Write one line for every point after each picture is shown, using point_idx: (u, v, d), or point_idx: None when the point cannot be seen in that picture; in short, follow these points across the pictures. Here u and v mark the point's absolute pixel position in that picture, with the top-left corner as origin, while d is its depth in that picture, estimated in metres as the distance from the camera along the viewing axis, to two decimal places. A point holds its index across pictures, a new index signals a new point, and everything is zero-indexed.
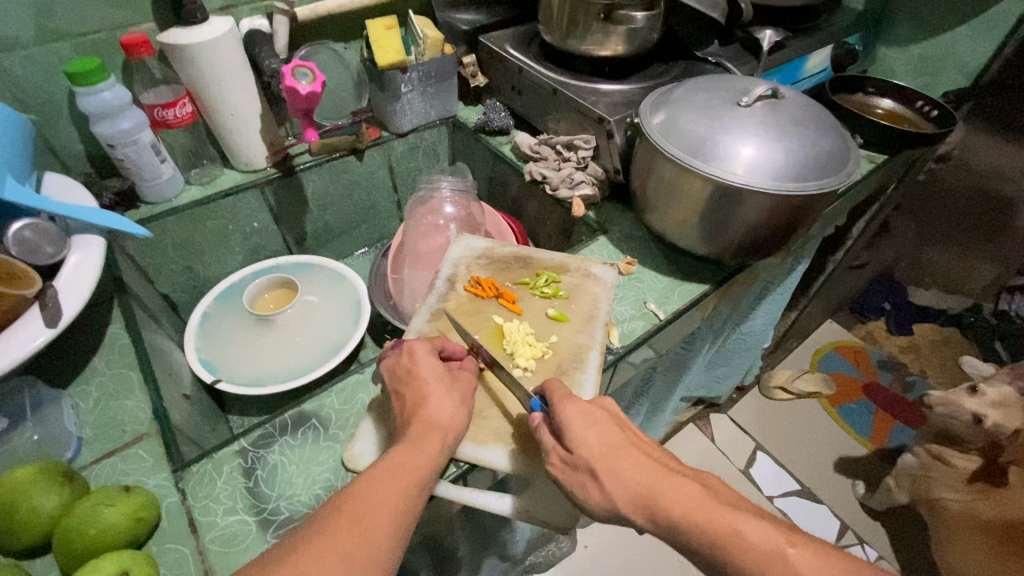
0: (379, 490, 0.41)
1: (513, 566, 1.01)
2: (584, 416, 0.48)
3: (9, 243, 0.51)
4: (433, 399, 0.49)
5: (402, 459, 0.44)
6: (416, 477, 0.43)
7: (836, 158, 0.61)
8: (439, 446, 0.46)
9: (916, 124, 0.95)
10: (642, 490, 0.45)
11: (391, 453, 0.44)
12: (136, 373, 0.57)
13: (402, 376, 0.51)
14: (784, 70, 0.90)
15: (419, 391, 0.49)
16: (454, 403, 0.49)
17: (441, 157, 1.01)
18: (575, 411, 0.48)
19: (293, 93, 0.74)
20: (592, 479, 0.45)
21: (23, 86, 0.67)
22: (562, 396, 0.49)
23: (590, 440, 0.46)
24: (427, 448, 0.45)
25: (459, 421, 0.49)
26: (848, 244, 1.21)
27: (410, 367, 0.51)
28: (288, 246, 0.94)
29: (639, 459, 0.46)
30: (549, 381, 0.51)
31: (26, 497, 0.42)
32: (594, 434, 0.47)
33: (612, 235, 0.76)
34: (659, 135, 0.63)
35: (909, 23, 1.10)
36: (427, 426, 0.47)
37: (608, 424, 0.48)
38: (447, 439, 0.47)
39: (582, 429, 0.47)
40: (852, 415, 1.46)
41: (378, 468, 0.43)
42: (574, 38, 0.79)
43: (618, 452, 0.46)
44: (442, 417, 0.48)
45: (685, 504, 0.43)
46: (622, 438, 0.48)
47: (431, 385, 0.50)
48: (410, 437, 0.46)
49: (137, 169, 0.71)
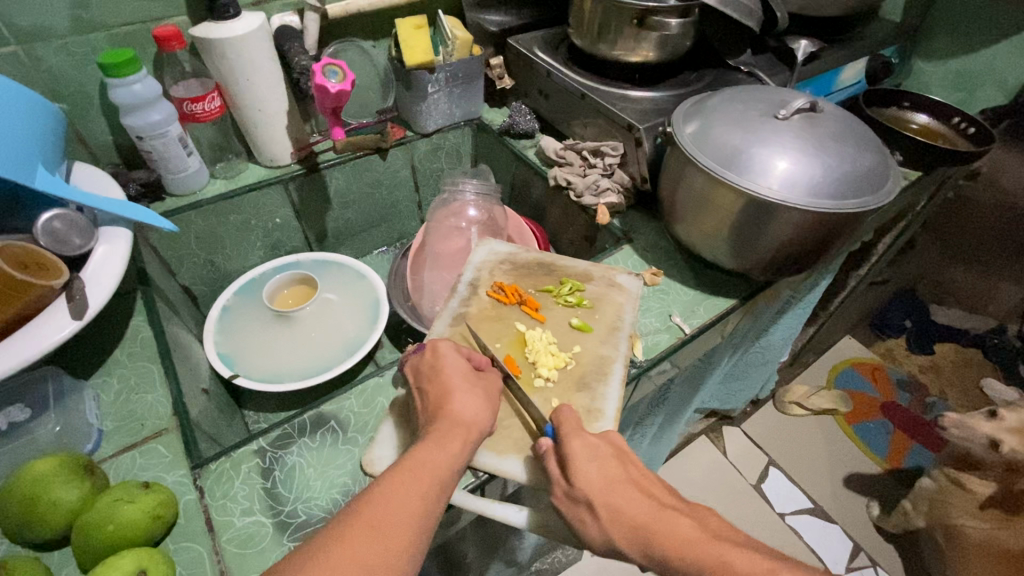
0: (401, 491, 0.40)
1: (520, 571, 1.00)
2: (584, 449, 0.47)
3: (39, 233, 0.52)
4: (457, 397, 0.48)
5: (425, 457, 0.43)
6: (439, 475, 0.42)
7: (875, 176, 0.59)
8: (461, 442, 0.45)
9: (951, 140, 0.93)
10: (637, 525, 0.43)
11: (410, 453, 0.43)
12: (158, 367, 0.57)
13: (426, 372, 0.51)
14: (817, 82, 0.88)
15: (443, 390, 0.49)
16: (478, 401, 0.49)
17: (464, 158, 1.00)
18: (579, 444, 0.47)
19: (322, 93, 0.73)
20: (590, 514, 0.44)
21: (56, 76, 0.67)
22: (569, 428, 0.48)
23: (589, 475, 0.45)
24: (450, 446, 0.44)
25: (483, 420, 0.48)
26: (873, 260, 1.19)
27: (434, 363, 0.51)
28: (309, 243, 0.93)
29: (638, 494, 0.45)
30: (564, 407, 0.51)
31: (48, 490, 0.42)
32: (593, 467, 0.46)
33: (637, 244, 0.75)
34: (692, 145, 0.62)
35: (948, 37, 1.06)
36: (451, 423, 0.46)
37: (609, 457, 0.47)
38: (470, 437, 0.46)
39: (584, 464, 0.46)
40: (869, 435, 1.43)
41: (400, 466, 0.42)
42: (604, 43, 0.78)
43: (616, 486, 0.45)
44: (467, 414, 0.47)
45: (679, 539, 0.42)
46: (623, 472, 0.46)
47: (456, 384, 0.49)
48: (432, 434, 0.45)
49: (163, 161, 0.71)
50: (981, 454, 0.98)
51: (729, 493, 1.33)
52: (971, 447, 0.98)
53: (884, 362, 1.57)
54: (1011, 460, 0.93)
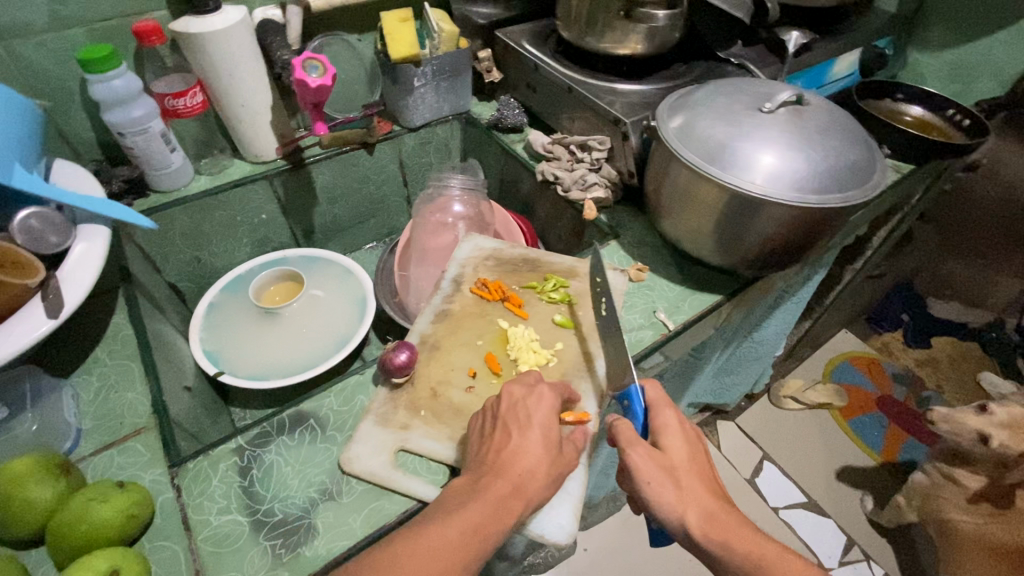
0: (435, 557, 0.40)
1: (512, 565, 1.00)
2: (679, 425, 0.50)
3: (16, 232, 0.52)
4: (528, 459, 0.46)
5: (471, 525, 0.41)
6: (480, 548, 0.41)
7: (861, 170, 0.59)
8: (514, 517, 0.43)
9: (945, 133, 0.92)
10: (710, 507, 0.47)
11: (465, 510, 0.42)
12: (138, 365, 0.57)
13: (506, 416, 0.48)
14: (809, 74, 0.87)
15: (513, 447, 0.46)
16: (550, 467, 0.47)
17: (454, 153, 0.99)
18: (675, 421, 0.51)
19: (302, 86, 0.72)
20: (672, 482, 0.47)
21: (35, 72, 0.67)
22: (663, 401, 0.52)
23: (677, 449, 0.49)
24: (503, 521, 0.42)
25: (544, 492, 0.46)
26: (867, 254, 1.18)
27: (530, 412, 0.49)
28: (297, 239, 0.93)
29: (708, 481, 0.49)
30: (652, 383, 0.53)
31: (22, 490, 0.42)
32: (681, 444, 0.50)
33: (624, 240, 0.74)
34: (676, 139, 0.61)
35: (944, 28, 1.05)
36: (511, 490, 0.44)
37: (692, 441, 0.51)
38: (523, 511, 0.44)
39: (675, 437, 0.50)
40: (864, 429, 1.43)
41: (446, 528, 0.41)
42: (592, 35, 0.77)
43: (696, 469, 0.49)
44: (529, 482, 0.45)
45: (740, 530, 0.46)
46: (700, 458, 0.51)
47: (541, 445, 0.47)
48: (487, 499, 0.43)
49: (146, 157, 0.71)
50: (971, 449, 0.98)
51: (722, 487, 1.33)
52: (960, 442, 0.98)
53: (879, 356, 1.56)
54: (1001, 454, 0.93)
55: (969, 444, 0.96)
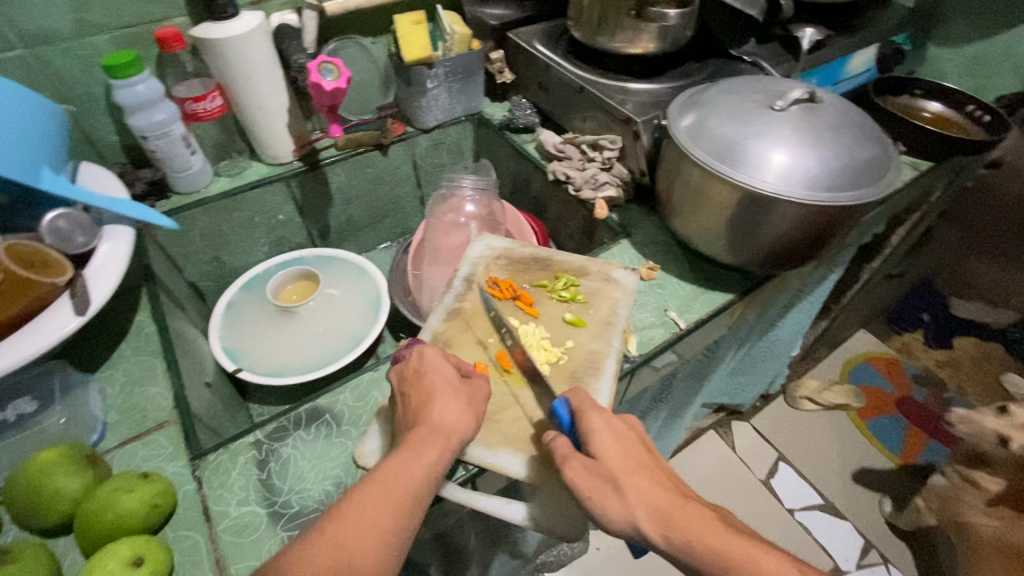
0: (370, 509, 0.41)
1: (524, 563, 1.01)
2: (608, 427, 0.47)
3: (44, 232, 0.54)
4: (439, 403, 0.48)
5: (398, 470, 0.44)
6: (412, 489, 0.43)
7: (874, 166, 0.58)
8: (438, 452, 0.45)
9: (964, 129, 0.90)
10: (661, 508, 0.43)
11: (385, 465, 0.44)
12: (160, 361, 0.59)
13: (411, 378, 0.51)
14: (825, 70, 0.86)
15: (425, 397, 0.49)
16: (460, 407, 0.49)
17: (466, 153, 1.00)
18: (604, 423, 0.47)
19: (318, 90, 0.73)
20: (614, 491, 0.44)
21: (62, 79, 0.69)
22: (588, 406, 0.48)
23: (612, 452, 0.45)
24: (424, 456, 0.45)
25: (465, 426, 0.48)
26: (885, 253, 1.16)
27: (420, 369, 0.51)
28: (313, 239, 0.95)
29: (658, 477, 0.45)
30: (579, 390, 0.51)
31: (51, 479, 0.43)
32: (617, 446, 0.46)
33: (635, 239, 0.75)
34: (687, 138, 0.61)
35: (964, 22, 1.02)
36: (430, 432, 0.46)
37: (630, 439, 0.47)
38: (448, 445, 0.46)
39: (608, 441, 0.46)
40: (882, 430, 1.41)
41: (370, 481, 0.43)
42: (604, 35, 0.77)
43: (640, 467, 0.45)
44: (446, 421, 0.47)
45: (702, 526, 0.42)
46: (644, 454, 0.47)
47: (438, 390, 0.49)
48: (409, 445, 0.46)
49: (168, 160, 0.73)
50: (990, 451, 0.96)
51: (736, 489, 1.32)
52: (980, 444, 0.96)
53: (900, 357, 1.54)
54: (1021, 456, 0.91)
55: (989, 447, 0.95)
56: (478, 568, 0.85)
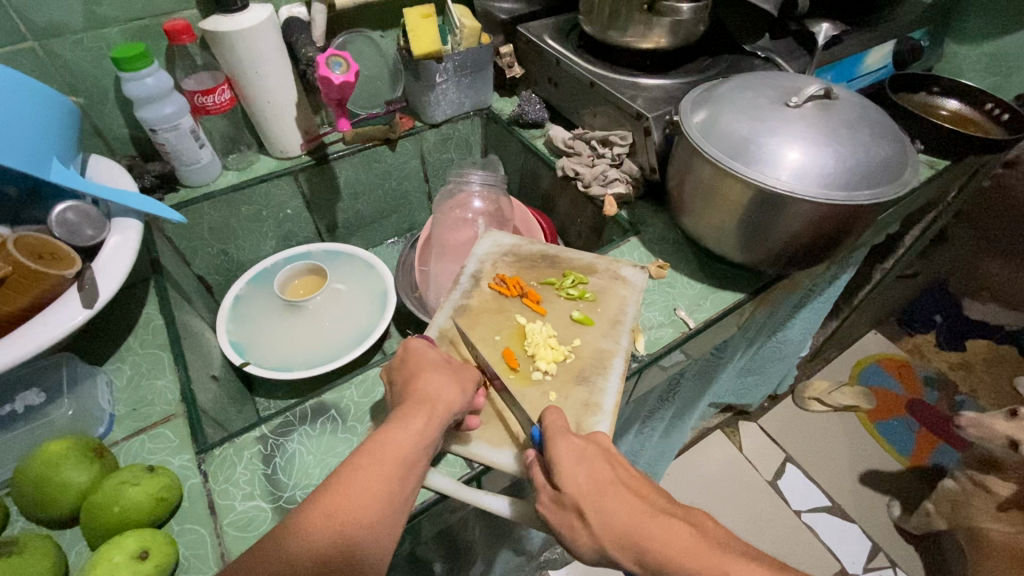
0: (361, 478, 0.41)
1: (528, 560, 1.00)
2: (571, 452, 0.45)
3: (54, 225, 0.54)
4: (423, 377, 0.49)
5: (387, 438, 0.44)
6: (402, 456, 0.43)
7: (891, 165, 0.57)
8: (426, 419, 0.45)
9: (983, 127, 0.88)
10: (629, 532, 0.42)
11: (374, 435, 0.44)
12: (168, 355, 0.59)
13: (398, 364, 0.52)
14: (840, 66, 0.85)
15: (411, 373, 0.50)
16: (447, 379, 0.49)
17: (475, 149, 1.00)
18: (567, 448, 0.45)
19: (326, 84, 0.73)
20: (581, 521, 0.43)
21: (72, 71, 0.69)
22: (553, 431, 0.46)
23: (577, 479, 0.44)
24: (412, 424, 0.45)
25: (453, 395, 0.48)
26: (899, 253, 1.14)
27: (407, 354, 0.52)
28: (320, 234, 0.95)
29: (625, 496, 0.44)
30: (550, 409, 0.48)
31: (59, 471, 0.44)
32: (582, 471, 0.44)
33: (644, 236, 0.74)
34: (699, 135, 0.60)
35: (984, 18, 1.00)
36: (417, 401, 0.47)
37: (597, 458, 0.46)
38: (436, 412, 0.46)
39: (570, 469, 0.44)
40: (892, 433, 1.39)
41: (361, 451, 0.43)
42: (615, 29, 0.76)
43: (607, 489, 0.44)
44: (431, 391, 0.48)
45: (671, 547, 0.41)
46: (612, 474, 0.45)
47: (424, 367, 0.50)
48: (397, 415, 0.46)
49: (176, 153, 0.73)
50: (1001, 455, 0.95)
51: (743, 490, 1.32)
52: (990, 447, 0.95)
53: (911, 359, 1.52)
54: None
55: (999, 450, 0.93)
56: (482, 564, 0.85)
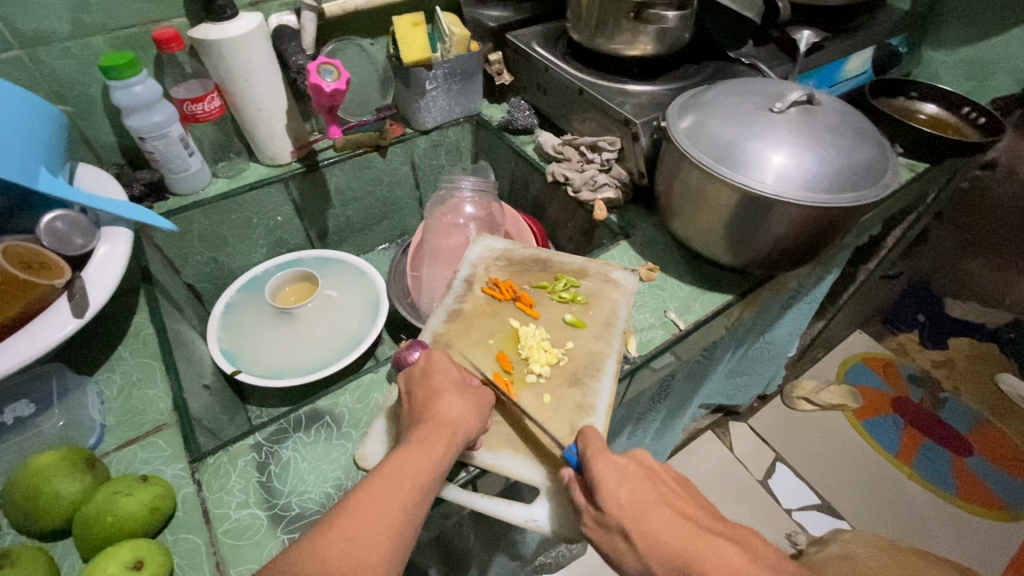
0: (377, 501, 0.41)
1: (522, 565, 1.00)
2: (619, 473, 0.46)
3: (43, 234, 0.53)
4: (444, 399, 0.49)
5: (405, 462, 0.44)
6: (417, 481, 0.43)
7: (873, 168, 0.58)
8: (446, 445, 0.45)
9: (960, 131, 0.91)
10: (673, 551, 0.42)
11: (393, 456, 0.44)
12: (159, 363, 0.58)
13: (418, 376, 0.52)
14: (822, 73, 0.87)
15: (430, 393, 0.50)
16: (466, 403, 0.49)
17: (465, 155, 1.01)
18: (609, 467, 0.46)
19: (317, 91, 0.73)
20: (625, 541, 0.44)
21: (60, 79, 0.69)
22: (596, 450, 0.47)
23: (620, 498, 0.45)
24: (431, 449, 0.45)
25: (470, 422, 0.48)
26: (882, 253, 1.16)
27: (426, 367, 0.52)
28: (311, 241, 0.95)
29: (671, 516, 0.44)
30: (588, 429, 0.49)
31: (50, 483, 0.43)
32: (623, 490, 0.45)
33: (634, 240, 0.75)
34: (687, 139, 0.61)
35: (960, 24, 1.03)
36: (436, 425, 0.46)
37: (641, 478, 0.46)
38: (454, 439, 0.46)
39: (613, 487, 0.45)
40: (879, 430, 1.40)
41: (378, 474, 0.43)
42: (602, 36, 0.77)
43: (652, 509, 0.44)
44: (451, 415, 0.48)
45: (718, 564, 0.40)
46: (654, 493, 0.45)
47: (443, 386, 0.50)
48: (415, 437, 0.46)
49: (165, 161, 0.72)
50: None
51: (735, 489, 1.33)
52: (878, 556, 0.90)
53: (895, 357, 1.53)
54: None
55: None
56: (478, 569, 0.85)
